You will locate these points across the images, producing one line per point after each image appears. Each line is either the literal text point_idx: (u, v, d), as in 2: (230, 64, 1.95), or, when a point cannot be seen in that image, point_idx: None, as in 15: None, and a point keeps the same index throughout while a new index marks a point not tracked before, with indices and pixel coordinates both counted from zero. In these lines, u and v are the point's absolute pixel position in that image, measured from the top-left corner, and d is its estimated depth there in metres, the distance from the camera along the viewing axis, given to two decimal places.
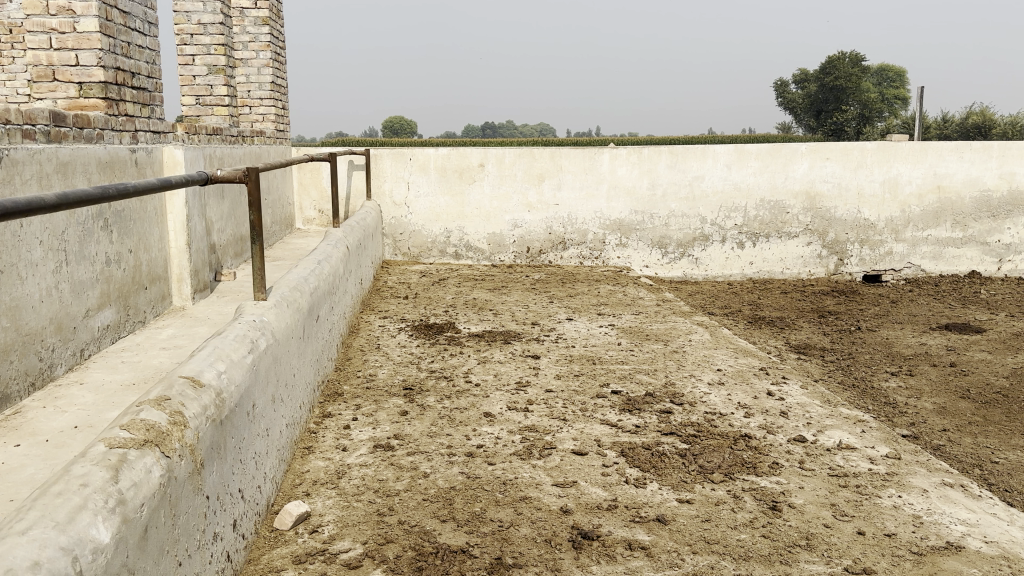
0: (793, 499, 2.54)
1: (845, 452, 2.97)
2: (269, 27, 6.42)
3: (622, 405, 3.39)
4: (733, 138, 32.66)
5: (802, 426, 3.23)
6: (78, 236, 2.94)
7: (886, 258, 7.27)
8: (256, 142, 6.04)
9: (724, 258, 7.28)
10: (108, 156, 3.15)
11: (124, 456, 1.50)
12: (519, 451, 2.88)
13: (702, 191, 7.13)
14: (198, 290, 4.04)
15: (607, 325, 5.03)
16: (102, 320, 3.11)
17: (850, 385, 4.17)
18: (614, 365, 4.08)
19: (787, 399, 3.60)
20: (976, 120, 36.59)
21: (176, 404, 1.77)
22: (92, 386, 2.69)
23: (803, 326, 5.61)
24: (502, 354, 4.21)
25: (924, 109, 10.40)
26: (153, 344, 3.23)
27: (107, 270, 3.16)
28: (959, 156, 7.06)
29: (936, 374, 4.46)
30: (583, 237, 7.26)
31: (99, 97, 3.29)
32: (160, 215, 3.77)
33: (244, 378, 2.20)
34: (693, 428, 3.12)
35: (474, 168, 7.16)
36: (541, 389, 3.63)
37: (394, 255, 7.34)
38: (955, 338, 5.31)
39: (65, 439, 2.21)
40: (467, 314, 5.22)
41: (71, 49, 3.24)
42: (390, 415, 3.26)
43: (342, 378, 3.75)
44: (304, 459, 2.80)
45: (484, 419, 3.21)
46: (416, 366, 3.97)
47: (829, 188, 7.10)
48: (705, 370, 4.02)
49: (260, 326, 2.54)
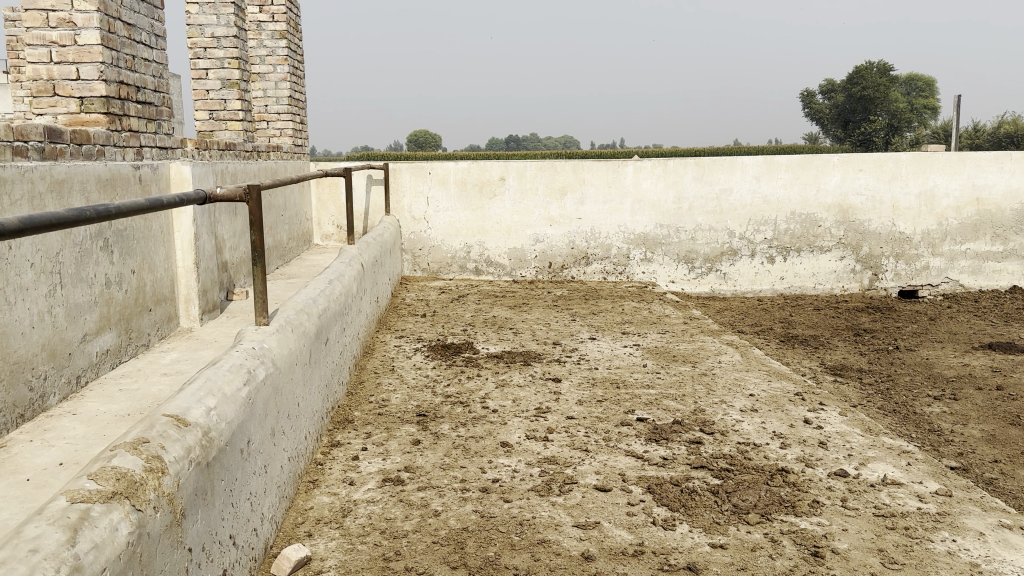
0: (837, 543, 2.33)
1: (891, 488, 2.75)
2: (287, 40, 6.32)
3: (648, 435, 3.18)
4: (757, 149, 32.53)
5: (842, 458, 3.00)
6: (74, 257, 2.80)
7: (922, 273, 6.99)
8: (272, 157, 5.92)
9: (753, 273, 7.04)
10: (109, 173, 3.03)
11: (86, 514, 1.33)
12: (538, 486, 2.69)
13: (729, 204, 6.90)
14: (206, 311, 3.90)
15: (632, 345, 4.82)
16: (101, 345, 2.97)
17: (891, 410, 3.93)
18: (639, 389, 3.87)
19: (825, 428, 3.36)
20: (1008, 131, 35.90)
21: (154, 448, 1.61)
22: (85, 417, 2.54)
23: (838, 346, 5.36)
24: (521, 377, 4.02)
25: (958, 121, 10.03)
26: (154, 370, 3.08)
27: (106, 292, 3.03)
28: (998, 166, 6.79)
29: (982, 398, 4.20)
30: (606, 251, 7.06)
31: (100, 112, 3.16)
32: (166, 234, 3.64)
33: (238, 414, 2.03)
34: (725, 460, 2.91)
35: (495, 182, 7.01)
36: (561, 416, 3.43)
37: (413, 271, 7.18)
38: (1000, 358, 5.03)
39: (47, 477, 2.04)
40: (486, 333, 5.04)
41: (71, 62, 3.12)
42: (401, 445, 3.08)
43: (353, 404, 3.57)
44: (308, 495, 2.62)
45: (500, 450, 3.02)
46: (431, 391, 3.78)
47: (863, 201, 6.85)
48: (737, 395, 3.80)
49: (260, 354, 2.37)
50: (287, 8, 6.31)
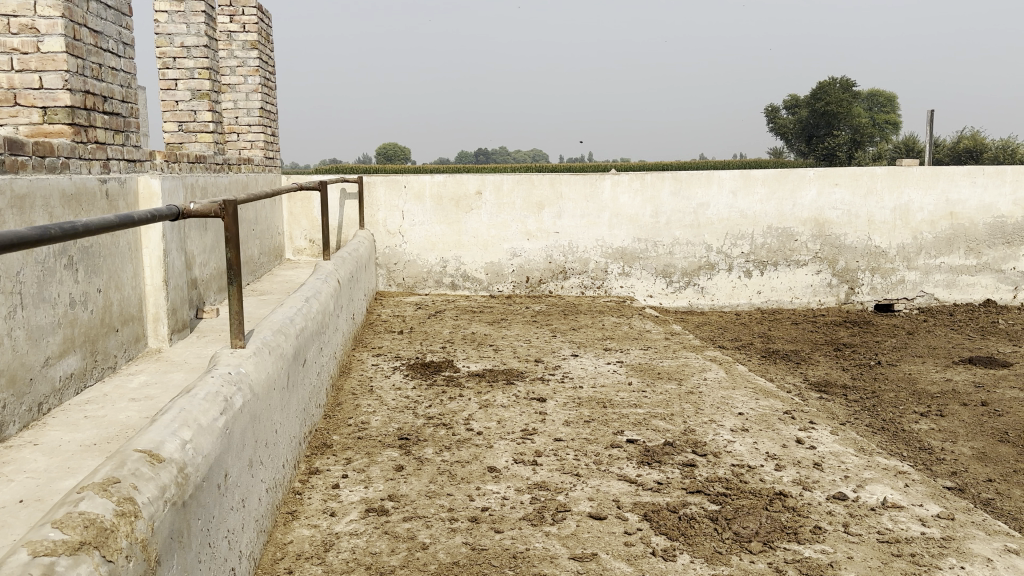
0: (844, 573, 2.24)
1: (892, 512, 2.67)
2: (258, 51, 6.19)
3: (640, 457, 3.08)
4: (725, 164, 32.83)
5: (839, 480, 2.93)
6: (36, 277, 2.64)
7: (897, 286, 7.00)
8: (243, 170, 5.76)
9: (731, 287, 7.00)
10: (74, 187, 2.87)
11: (51, 568, 1.19)
12: (530, 515, 2.57)
13: (707, 218, 6.87)
14: (176, 330, 3.73)
15: (614, 362, 4.73)
16: (64, 369, 2.80)
17: (880, 428, 3.87)
18: (626, 408, 3.77)
19: (818, 448, 3.29)
20: (968, 145, 36.67)
21: (126, 489, 1.47)
22: (47, 448, 2.37)
23: (819, 361, 5.32)
24: (504, 397, 3.90)
25: (931, 134, 10.08)
26: (121, 395, 2.91)
27: (70, 313, 2.86)
28: (971, 181, 6.83)
29: (968, 415, 4.17)
30: (584, 266, 6.98)
31: (65, 122, 3.01)
32: (134, 250, 3.48)
33: (215, 446, 1.89)
34: (721, 484, 2.81)
35: (471, 196, 6.90)
36: (549, 438, 3.32)
37: (388, 286, 7.04)
38: (981, 372, 5.03)
39: (5, 517, 1.88)
40: (466, 351, 4.92)
41: (34, 70, 2.96)
42: (384, 471, 2.94)
43: (331, 428, 3.43)
44: (287, 527, 2.48)
45: (488, 476, 2.90)
46: (411, 412, 3.65)
47: (839, 215, 6.85)
48: (726, 414, 3.71)
49: (237, 380, 2.22)
50: (259, 18, 6.19)
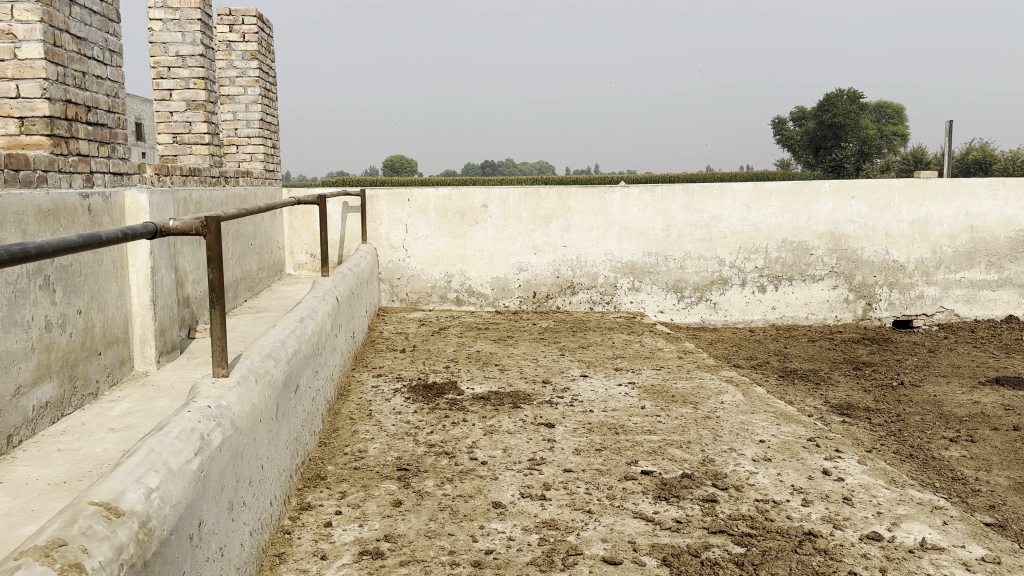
0: None
1: (933, 554, 2.45)
2: (258, 61, 6.03)
3: (656, 491, 2.87)
4: (733, 176, 32.67)
5: (871, 518, 2.71)
6: (7, 299, 2.45)
7: (916, 302, 6.78)
8: (241, 183, 5.58)
9: (744, 302, 6.78)
10: (50, 201, 2.68)
11: None
12: (538, 559, 2.36)
13: (719, 232, 6.66)
14: (164, 352, 3.54)
15: (625, 384, 4.51)
16: (39, 397, 2.62)
17: (907, 455, 3.64)
18: (640, 435, 3.55)
19: (847, 480, 3.07)
20: (978, 157, 36.41)
21: (74, 553, 1.27)
22: (13, 486, 2.17)
23: (840, 381, 5.09)
24: (510, 423, 3.69)
25: (949, 141, 9.81)
26: (100, 424, 2.72)
27: (46, 337, 2.67)
28: (992, 193, 6.62)
29: (1000, 440, 3.94)
30: (592, 280, 6.78)
31: (43, 133, 2.84)
32: (120, 269, 3.29)
33: (187, 493, 1.69)
34: (746, 523, 2.60)
35: (476, 209, 6.72)
36: (558, 468, 3.11)
37: (391, 301, 6.85)
38: (1009, 394, 4.79)
39: None
40: (470, 371, 4.71)
41: (10, 78, 2.80)
42: (380, 507, 2.74)
43: (326, 457, 3.22)
44: (273, 572, 2.28)
45: (492, 513, 2.69)
46: (412, 440, 3.44)
47: (855, 229, 6.64)
48: (746, 442, 3.50)
49: (216, 415, 2.02)
50: (259, 28, 6.03)
